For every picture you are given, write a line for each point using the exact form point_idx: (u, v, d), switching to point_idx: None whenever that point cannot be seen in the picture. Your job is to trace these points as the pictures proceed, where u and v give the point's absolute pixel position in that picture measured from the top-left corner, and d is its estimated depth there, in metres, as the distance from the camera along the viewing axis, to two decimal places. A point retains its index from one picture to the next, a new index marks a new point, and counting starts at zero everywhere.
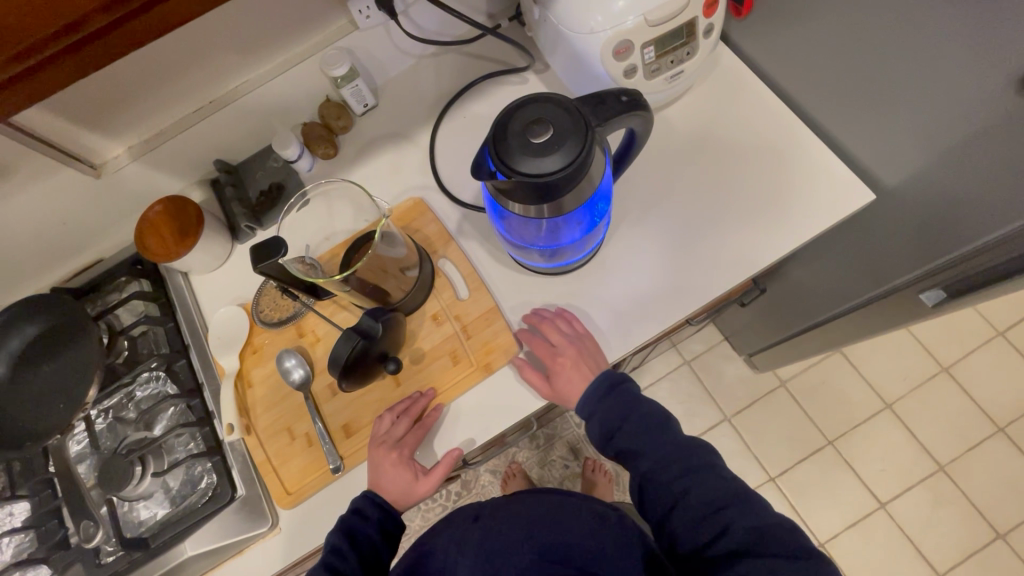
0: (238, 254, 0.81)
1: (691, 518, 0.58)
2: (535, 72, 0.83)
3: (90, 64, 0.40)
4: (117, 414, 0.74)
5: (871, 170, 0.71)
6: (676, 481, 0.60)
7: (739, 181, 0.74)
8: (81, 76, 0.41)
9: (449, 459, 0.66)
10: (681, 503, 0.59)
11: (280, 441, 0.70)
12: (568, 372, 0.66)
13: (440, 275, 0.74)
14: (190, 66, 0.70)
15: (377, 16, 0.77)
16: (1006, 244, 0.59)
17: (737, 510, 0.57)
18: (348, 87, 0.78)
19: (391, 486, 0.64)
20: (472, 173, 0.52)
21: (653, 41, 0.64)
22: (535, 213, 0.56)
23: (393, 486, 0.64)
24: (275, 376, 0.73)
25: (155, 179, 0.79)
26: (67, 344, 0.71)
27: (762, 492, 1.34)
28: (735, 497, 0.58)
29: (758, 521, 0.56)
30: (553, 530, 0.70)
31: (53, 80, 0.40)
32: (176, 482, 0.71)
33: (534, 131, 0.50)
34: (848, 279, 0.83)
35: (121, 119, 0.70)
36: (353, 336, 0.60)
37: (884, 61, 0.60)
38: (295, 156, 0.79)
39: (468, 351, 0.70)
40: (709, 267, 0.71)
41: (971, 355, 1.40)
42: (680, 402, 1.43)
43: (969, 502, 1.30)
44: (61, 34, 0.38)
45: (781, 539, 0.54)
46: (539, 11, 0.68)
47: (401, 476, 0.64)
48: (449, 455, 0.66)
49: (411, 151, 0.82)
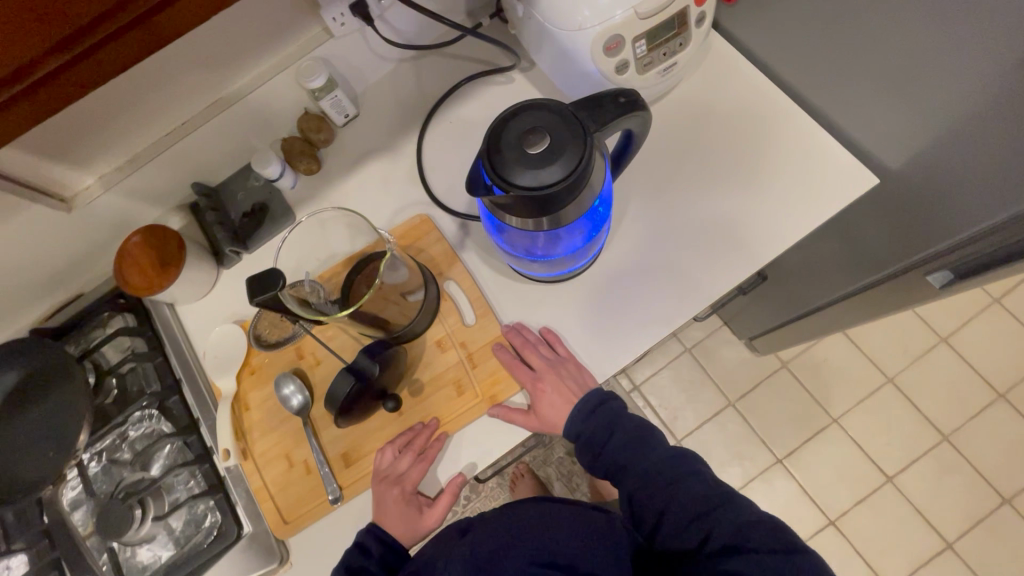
0: (225, 280, 0.78)
1: (680, 522, 0.58)
2: (521, 71, 0.80)
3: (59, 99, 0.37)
4: (111, 456, 0.71)
5: (872, 152, 0.69)
6: (660, 491, 0.60)
7: (738, 173, 0.72)
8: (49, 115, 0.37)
9: (453, 488, 0.65)
10: (668, 509, 0.59)
11: (278, 467, 0.67)
12: (549, 394, 0.65)
13: (446, 299, 0.71)
14: (159, 88, 0.66)
15: (352, 22, 0.73)
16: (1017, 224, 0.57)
17: (723, 512, 0.57)
18: (328, 98, 0.75)
19: (397, 521, 0.63)
20: (468, 189, 0.50)
21: (645, 34, 0.62)
22: (535, 226, 0.53)
23: (398, 521, 0.63)
24: (273, 401, 0.70)
25: (131, 208, 0.75)
26: (49, 389, 0.67)
27: (770, 475, 1.35)
28: (721, 498, 0.58)
29: (745, 518, 0.56)
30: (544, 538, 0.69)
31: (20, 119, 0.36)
32: (179, 523, 0.69)
33: (530, 141, 0.47)
34: (851, 262, 0.82)
35: (88, 147, 0.66)
36: (352, 375, 0.59)
37: (883, 42, 0.58)
38: (277, 174, 0.75)
39: (474, 382, 0.67)
40: (714, 263, 0.69)
41: (969, 323, 1.39)
42: (683, 391, 1.42)
43: (974, 469, 1.31)
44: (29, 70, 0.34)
45: (766, 533, 0.54)
46: (523, 8, 0.65)
47: (406, 514, 0.63)
48: (453, 482, 0.65)
49: (398, 161, 0.79)
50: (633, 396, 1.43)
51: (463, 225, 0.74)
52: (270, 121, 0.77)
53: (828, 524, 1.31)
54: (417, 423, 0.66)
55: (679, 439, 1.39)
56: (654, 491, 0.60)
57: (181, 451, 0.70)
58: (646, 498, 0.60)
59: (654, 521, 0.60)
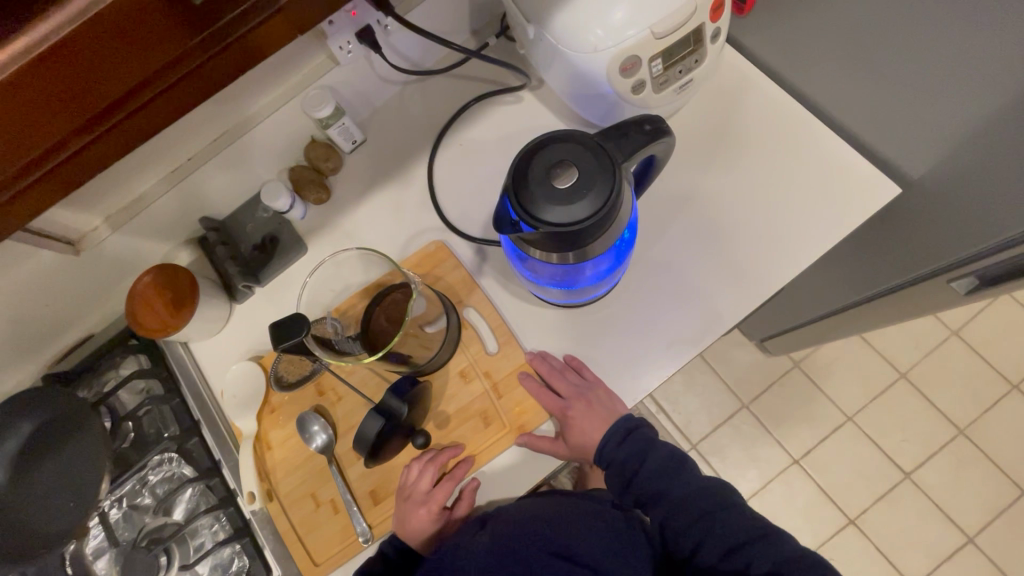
0: (238, 315, 0.76)
1: (718, 551, 0.59)
2: (530, 89, 0.78)
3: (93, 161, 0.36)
4: (132, 501, 0.69)
5: (891, 161, 0.68)
6: (699, 521, 0.60)
7: (757, 186, 0.71)
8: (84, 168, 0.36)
9: (471, 492, 0.66)
10: (706, 539, 0.59)
11: (304, 508, 0.66)
12: (580, 421, 0.64)
13: (467, 327, 0.69)
14: (167, 129, 0.64)
15: (358, 49, 0.71)
16: None
17: (762, 546, 0.57)
18: (336, 125, 0.74)
19: (418, 534, 0.63)
20: (495, 227, 0.49)
21: (660, 52, 0.60)
22: (561, 259, 0.52)
23: (419, 534, 0.63)
24: (296, 440, 0.68)
25: (139, 246, 0.74)
26: (68, 438, 0.65)
27: (788, 476, 1.34)
28: (760, 535, 0.58)
29: (783, 554, 0.57)
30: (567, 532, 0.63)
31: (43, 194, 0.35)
32: (205, 569, 0.67)
33: (558, 176, 0.46)
34: (871, 268, 0.81)
35: (95, 190, 0.64)
36: (379, 416, 0.59)
37: (903, 54, 0.57)
38: (287, 207, 0.73)
39: (501, 412, 0.66)
40: (742, 279, 0.68)
41: (979, 316, 1.38)
42: (697, 395, 1.41)
43: (991, 462, 1.30)
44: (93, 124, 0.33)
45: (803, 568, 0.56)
46: (533, 30, 0.63)
47: (429, 531, 0.63)
48: (469, 485, 0.66)
49: (409, 186, 0.78)
50: (647, 402, 1.42)
51: (480, 249, 0.73)
52: (277, 152, 0.76)
53: (848, 523, 1.30)
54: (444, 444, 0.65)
55: (695, 444, 1.38)
56: (693, 521, 0.60)
57: (204, 494, 0.69)
58: (681, 529, 0.61)
59: (692, 547, 0.60)
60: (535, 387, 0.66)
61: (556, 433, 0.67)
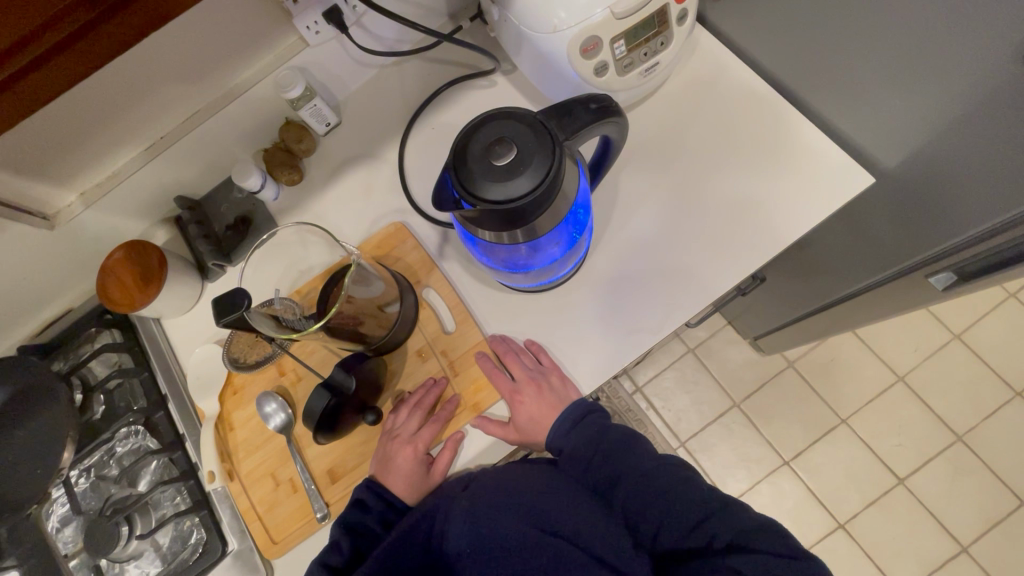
0: (209, 293, 0.77)
1: (680, 529, 0.54)
2: (503, 73, 0.78)
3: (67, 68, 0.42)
4: (99, 472, 0.71)
5: (866, 150, 0.66)
6: (659, 497, 0.57)
7: (725, 175, 0.69)
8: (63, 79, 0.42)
9: (454, 440, 0.65)
10: (668, 518, 0.55)
11: (264, 487, 0.67)
12: (529, 405, 0.64)
13: (425, 307, 0.70)
14: (136, 105, 0.65)
15: (327, 30, 0.72)
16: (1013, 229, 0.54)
17: (724, 516, 0.54)
18: (306, 107, 0.74)
19: (401, 479, 0.63)
20: (436, 205, 0.49)
21: (622, 34, 0.60)
22: (508, 239, 0.52)
23: (401, 479, 0.63)
24: (256, 421, 0.69)
25: (114, 223, 0.75)
26: (36, 408, 0.67)
27: (777, 477, 1.31)
28: (719, 505, 0.55)
29: (745, 523, 0.53)
30: (545, 496, 0.58)
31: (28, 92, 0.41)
32: (166, 539, 0.69)
33: (496, 152, 0.46)
34: (849, 263, 0.78)
35: (66, 166, 0.65)
36: (326, 392, 0.59)
37: (871, 38, 0.55)
38: (258, 186, 0.74)
39: (456, 391, 0.67)
40: (708, 264, 0.67)
41: (983, 319, 1.33)
42: (687, 392, 1.38)
43: (990, 470, 1.26)
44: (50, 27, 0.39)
45: (771, 537, 0.51)
46: (498, 11, 0.63)
47: (412, 473, 0.63)
48: (453, 435, 0.66)
49: (380, 168, 0.78)
50: (635, 398, 1.39)
51: (444, 233, 0.73)
52: (249, 133, 0.77)
53: (838, 527, 1.27)
54: (427, 381, 0.67)
55: (683, 441, 1.35)
56: (653, 498, 0.57)
57: (167, 467, 0.71)
58: (643, 508, 0.57)
59: (652, 530, 0.56)
60: (490, 367, 0.66)
61: (509, 417, 0.67)
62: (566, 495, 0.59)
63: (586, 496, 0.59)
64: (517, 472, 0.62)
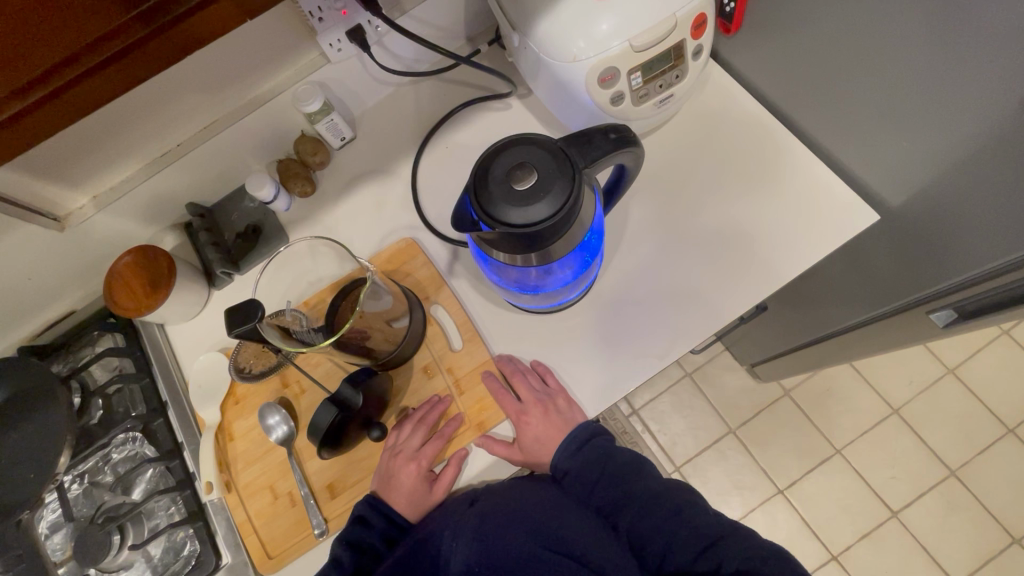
0: (216, 301, 0.77)
1: (687, 554, 0.55)
2: (519, 97, 0.80)
3: (86, 95, 0.42)
4: (93, 478, 0.71)
5: (872, 190, 0.67)
6: (665, 523, 0.57)
7: (733, 208, 0.71)
8: (83, 103, 0.43)
9: (458, 458, 0.65)
10: (674, 546, 0.56)
11: (262, 500, 0.67)
12: (535, 426, 0.64)
13: (432, 322, 0.70)
14: (155, 113, 0.65)
15: (349, 48, 0.72)
16: (1003, 274, 0.56)
17: (728, 544, 0.54)
18: (324, 121, 0.75)
19: (403, 495, 0.63)
20: (455, 225, 0.50)
21: (640, 66, 0.61)
22: (523, 261, 0.52)
23: (403, 495, 0.63)
24: (257, 431, 0.69)
25: (125, 227, 0.75)
26: (30, 413, 0.66)
27: (772, 506, 1.30)
28: (723, 533, 0.55)
29: (748, 551, 0.53)
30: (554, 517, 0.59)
31: (51, 115, 0.42)
32: (157, 551, 0.68)
33: (517, 177, 0.47)
34: (850, 296, 0.79)
35: (80, 169, 0.65)
36: (332, 406, 0.59)
37: (886, 83, 0.56)
38: (271, 197, 0.74)
39: (461, 409, 0.67)
40: (711, 294, 0.68)
41: (976, 355, 1.34)
42: (682, 416, 1.38)
43: (980, 505, 1.26)
44: (80, 55, 0.40)
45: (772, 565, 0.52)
46: (518, 38, 0.64)
47: (414, 488, 0.63)
48: (457, 453, 0.66)
49: (394, 184, 0.79)
50: (632, 420, 1.39)
51: (454, 250, 0.74)
52: (265, 145, 0.77)
53: (831, 559, 1.26)
54: (432, 398, 0.67)
55: (678, 466, 1.34)
56: (659, 523, 0.57)
57: (164, 476, 0.70)
58: (648, 533, 0.57)
59: (661, 554, 0.56)
60: (498, 386, 0.66)
61: (513, 437, 0.67)
62: (574, 516, 0.59)
63: (592, 519, 0.60)
64: (523, 490, 0.61)
